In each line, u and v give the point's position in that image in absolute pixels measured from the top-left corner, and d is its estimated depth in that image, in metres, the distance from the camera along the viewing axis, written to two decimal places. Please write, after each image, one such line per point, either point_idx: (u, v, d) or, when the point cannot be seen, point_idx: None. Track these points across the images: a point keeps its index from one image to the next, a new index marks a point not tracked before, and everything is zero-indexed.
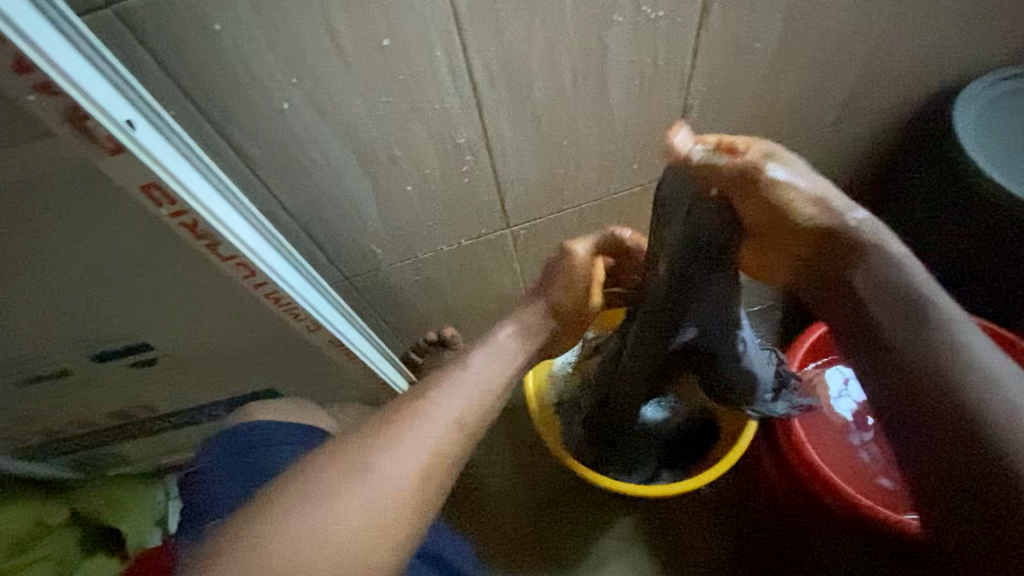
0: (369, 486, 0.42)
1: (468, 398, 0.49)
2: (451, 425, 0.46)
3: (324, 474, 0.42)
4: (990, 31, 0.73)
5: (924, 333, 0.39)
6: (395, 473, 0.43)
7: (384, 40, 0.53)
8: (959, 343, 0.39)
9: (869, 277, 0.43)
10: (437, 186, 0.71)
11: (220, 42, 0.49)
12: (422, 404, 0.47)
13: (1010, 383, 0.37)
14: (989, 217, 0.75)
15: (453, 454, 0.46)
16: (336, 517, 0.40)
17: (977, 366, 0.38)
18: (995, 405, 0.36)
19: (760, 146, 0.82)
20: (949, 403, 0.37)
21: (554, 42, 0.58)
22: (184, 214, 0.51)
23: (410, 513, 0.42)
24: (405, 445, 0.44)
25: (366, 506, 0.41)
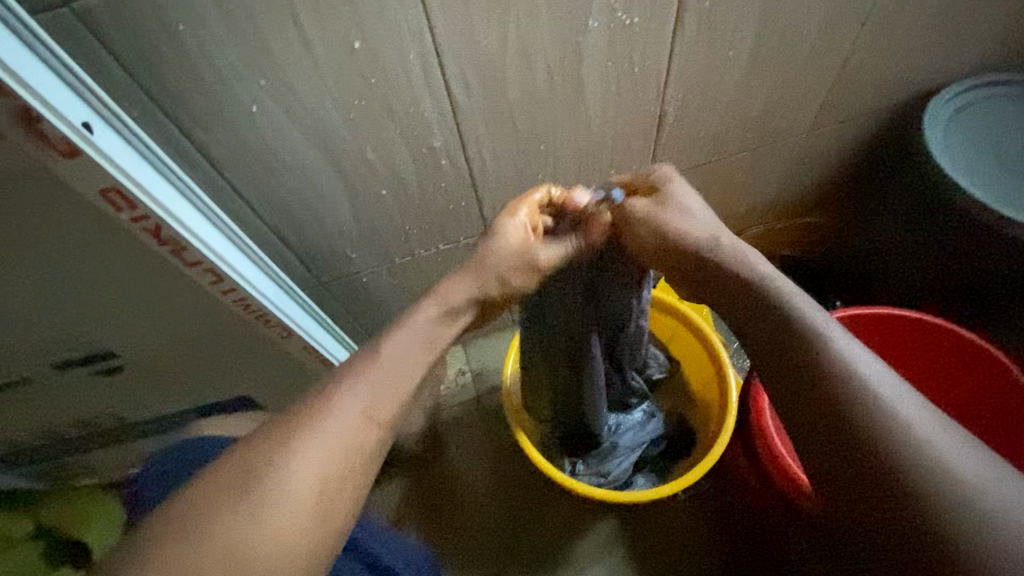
0: (285, 492, 0.40)
1: (384, 394, 0.47)
2: (360, 423, 0.44)
3: (239, 485, 0.40)
4: (958, 41, 0.74)
5: (845, 379, 0.39)
6: (309, 480, 0.41)
7: (356, 43, 0.52)
8: (862, 370, 0.39)
9: (791, 325, 0.43)
10: (413, 190, 0.70)
11: (183, 43, 0.47)
12: (330, 405, 0.44)
13: (914, 409, 0.37)
14: (955, 224, 0.77)
15: (359, 452, 0.44)
16: (253, 527, 0.39)
17: (857, 366, 0.39)
18: (907, 440, 0.36)
19: (736, 150, 0.83)
20: (854, 427, 0.37)
21: (530, 47, 0.58)
22: (146, 219, 0.50)
23: (328, 516, 0.42)
24: (303, 450, 0.42)
25: (282, 516, 0.40)
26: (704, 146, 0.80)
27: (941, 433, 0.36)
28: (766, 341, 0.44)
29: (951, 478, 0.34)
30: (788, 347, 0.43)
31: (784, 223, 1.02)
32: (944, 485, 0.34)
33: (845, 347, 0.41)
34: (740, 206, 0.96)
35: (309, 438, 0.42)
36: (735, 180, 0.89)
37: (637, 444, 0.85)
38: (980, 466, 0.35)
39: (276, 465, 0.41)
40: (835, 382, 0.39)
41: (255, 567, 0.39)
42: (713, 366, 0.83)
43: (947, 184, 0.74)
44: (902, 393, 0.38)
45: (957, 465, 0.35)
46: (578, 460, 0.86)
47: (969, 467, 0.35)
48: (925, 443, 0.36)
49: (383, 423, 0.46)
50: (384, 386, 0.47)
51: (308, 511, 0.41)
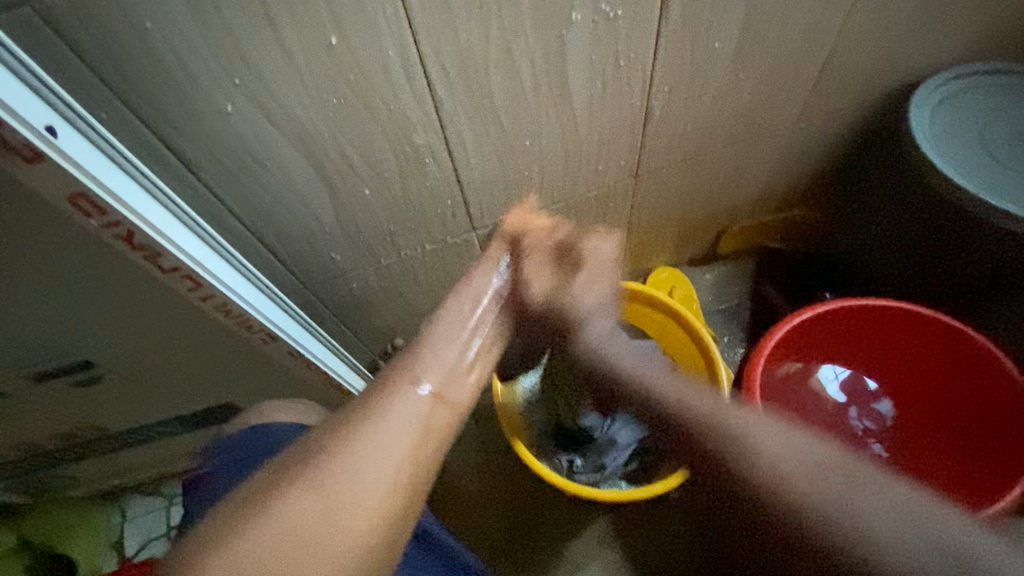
0: (354, 473, 0.38)
1: (443, 376, 0.46)
2: (429, 404, 0.43)
3: (305, 463, 0.38)
4: (942, 31, 0.74)
5: (727, 442, 0.42)
6: (380, 461, 0.39)
7: (333, 40, 0.50)
8: (739, 438, 0.41)
9: (677, 413, 0.46)
10: (398, 190, 0.69)
11: (152, 42, 0.45)
12: (391, 387, 0.43)
13: (806, 457, 0.39)
14: (942, 214, 0.76)
15: (433, 434, 0.42)
16: (331, 513, 0.36)
17: (732, 445, 0.41)
18: (804, 511, 0.37)
19: (724, 144, 0.82)
20: (749, 490, 0.40)
21: (513, 42, 0.56)
22: (118, 225, 0.48)
23: (400, 499, 0.38)
24: (384, 424, 0.40)
25: (354, 499, 0.37)
26: (691, 140, 0.79)
27: (850, 475, 0.37)
28: (675, 437, 0.46)
29: (849, 526, 0.35)
30: (677, 436, 0.46)
31: (773, 215, 1.02)
32: (844, 531, 0.35)
33: (724, 413, 0.44)
34: (728, 200, 0.95)
35: (375, 418, 0.40)
36: (723, 174, 0.88)
37: (631, 439, 0.85)
38: (885, 500, 0.36)
39: (357, 440, 0.39)
40: (737, 472, 0.40)
41: (340, 542, 0.36)
42: (703, 363, 0.83)
43: (934, 173, 0.74)
44: (792, 443, 0.40)
45: (872, 516, 0.35)
46: (575, 456, 0.86)
47: (877, 510, 0.35)
48: (817, 484, 0.37)
49: (451, 405, 0.44)
50: (439, 372, 0.47)
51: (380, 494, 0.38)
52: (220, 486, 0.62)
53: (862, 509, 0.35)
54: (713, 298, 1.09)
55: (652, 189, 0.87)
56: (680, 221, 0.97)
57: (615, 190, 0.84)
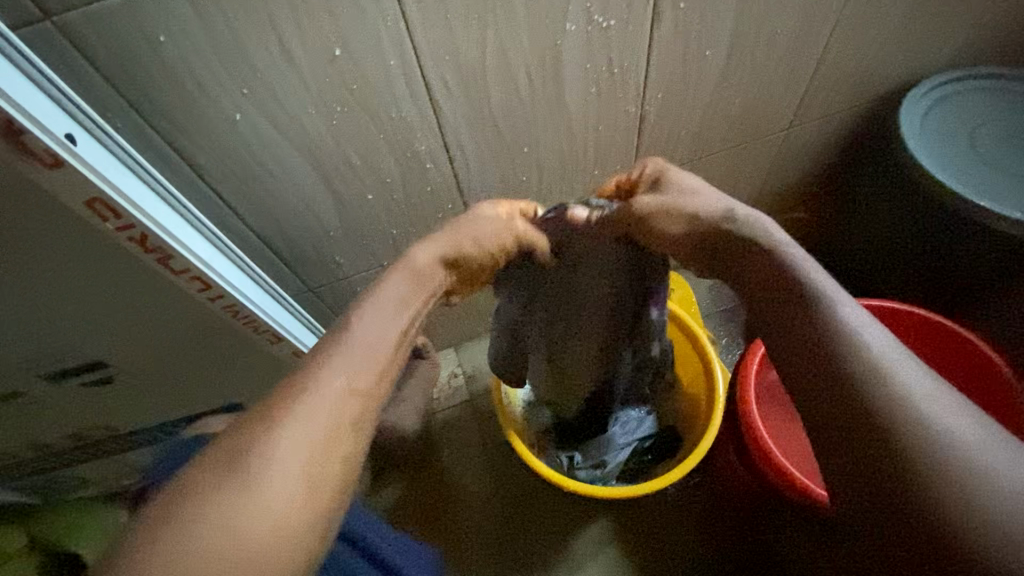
0: (279, 469, 0.38)
1: (363, 366, 0.45)
2: (346, 397, 0.43)
3: (220, 468, 0.38)
4: (930, 37, 0.76)
5: (887, 390, 0.37)
6: (301, 458, 0.39)
7: (337, 51, 0.53)
8: (888, 355, 0.39)
9: (834, 343, 0.40)
10: (399, 195, 0.71)
11: (166, 55, 0.48)
12: (305, 382, 0.42)
13: (940, 399, 0.37)
14: (934, 215, 0.78)
15: (351, 425, 0.43)
16: (244, 516, 0.36)
17: (880, 350, 0.39)
18: (931, 433, 0.35)
19: (719, 148, 0.84)
20: (852, 395, 0.38)
21: (509, 51, 0.59)
22: (131, 228, 0.50)
23: (323, 489, 0.40)
24: (294, 427, 0.40)
25: (279, 495, 0.38)
26: (686, 145, 0.81)
27: (960, 412, 0.36)
28: (800, 346, 0.42)
29: (971, 462, 0.34)
30: (820, 358, 0.41)
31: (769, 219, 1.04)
32: (967, 467, 0.34)
33: (893, 358, 0.39)
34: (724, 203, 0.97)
35: (291, 415, 0.40)
36: (718, 177, 0.90)
37: (631, 438, 0.87)
38: (984, 437, 0.35)
39: (267, 445, 0.39)
40: (859, 370, 0.38)
41: (254, 554, 0.36)
42: (699, 362, 0.85)
43: (924, 176, 0.76)
44: (972, 417, 0.36)
45: (975, 443, 0.35)
46: (575, 453, 0.88)
47: (977, 440, 0.35)
48: (938, 411, 0.36)
49: (368, 394, 0.44)
50: (360, 363, 0.45)
51: (303, 491, 0.39)
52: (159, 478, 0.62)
53: (964, 436, 0.35)
54: (711, 300, 1.10)
55: None
56: None
57: None
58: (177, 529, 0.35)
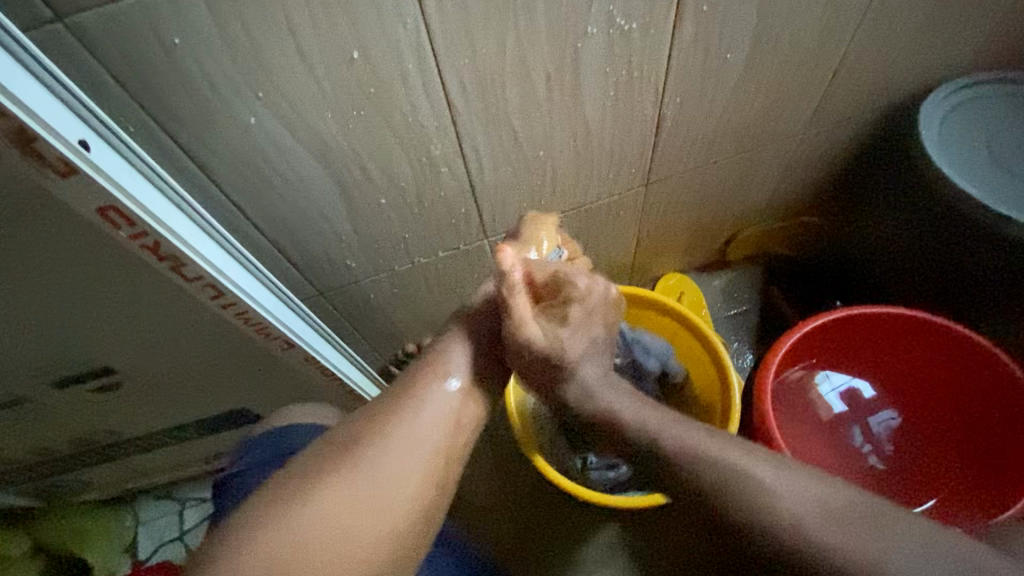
0: (395, 462, 0.46)
1: (466, 376, 0.54)
2: (455, 400, 0.52)
3: (337, 460, 0.46)
4: (950, 41, 0.75)
5: (771, 538, 0.45)
6: (407, 459, 0.47)
7: (354, 54, 0.51)
8: (757, 477, 0.47)
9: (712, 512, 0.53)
10: (412, 199, 0.69)
11: (180, 58, 0.47)
12: (420, 391, 0.51)
13: (798, 488, 0.46)
14: (954, 222, 0.77)
15: (460, 427, 0.51)
16: (358, 507, 0.44)
17: (733, 475, 0.48)
18: (802, 538, 0.44)
19: (733, 153, 0.83)
20: (767, 557, 0.46)
21: (528, 54, 0.57)
22: (145, 236, 0.49)
23: (430, 487, 0.47)
24: (406, 431, 0.48)
25: (395, 485, 0.45)
26: (701, 149, 0.80)
27: (828, 506, 0.45)
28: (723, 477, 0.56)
29: (842, 549, 0.43)
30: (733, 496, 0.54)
31: (781, 222, 1.03)
32: (844, 552, 0.42)
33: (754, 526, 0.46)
34: (737, 207, 0.96)
35: (408, 419, 0.49)
36: (732, 182, 0.89)
37: None
38: (857, 512, 0.44)
39: (381, 450, 0.46)
40: (755, 541, 0.46)
41: (366, 536, 0.43)
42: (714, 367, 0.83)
43: (943, 182, 0.75)
44: (824, 503, 0.45)
45: (849, 538, 0.43)
46: (587, 453, 0.87)
47: (849, 530, 0.43)
48: (818, 521, 0.44)
49: (473, 398, 0.54)
50: (461, 373, 0.54)
51: (407, 489, 0.46)
52: (250, 485, 0.65)
53: (833, 536, 0.43)
54: (722, 304, 1.09)
55: (662, 198, 0.87)
56: (689, 228, 0.98)
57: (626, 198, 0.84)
58: (300, 514, 0.43)
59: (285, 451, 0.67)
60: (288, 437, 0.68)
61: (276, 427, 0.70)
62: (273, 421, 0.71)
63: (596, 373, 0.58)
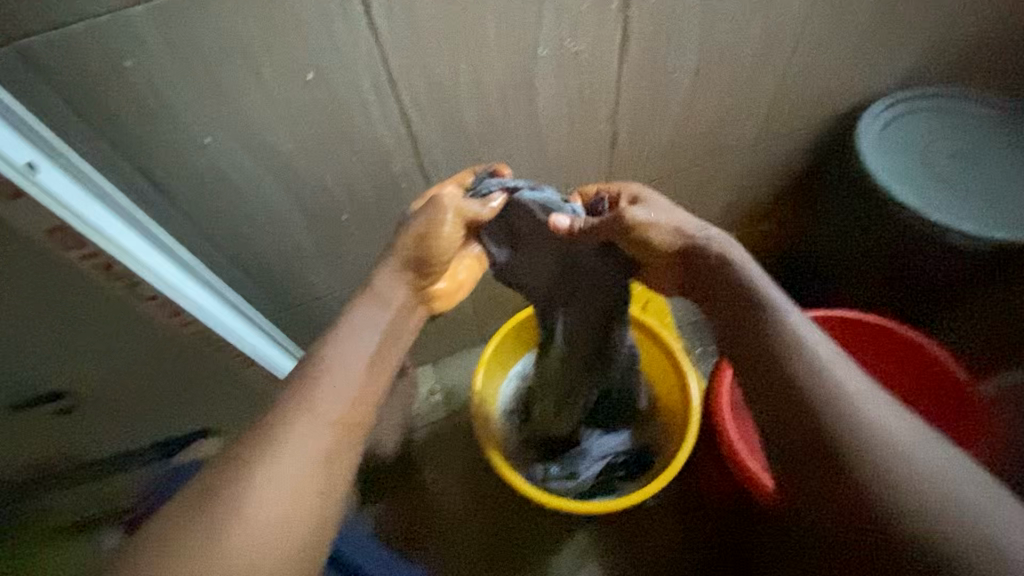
0: (251, 513, 0.42)
1: (348, 397, 0.48)
2: (324, 429, 0.46)
3: (200, 500, 0.42)
4: (884, 60, 0.80)
5: (858, 441, 0.40)
6: (277, 494, 0.43)
7: (309, 75, 0.52)
8: (859, 395, 0.42)
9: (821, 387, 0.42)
10: (375, 215, 0.70)
11: (132, 80, 0.47)
12: (290, 417, 0.45)
13: (895, 422, 0.41)
14: (892, 227, 0.81)
15: (329, 461, 0.45)
16: (221, 553, 0.40)
17: (857, 391, 0.42)
18: (899, 461, 0.39)
19: (687, 166, 0.86)
20: (838, 447, 0.40)
21: (482, 75, 0.59)
22: (97, 257, 0.49)
23: (300, 523, 0.43)
24: (272, 467, 0.43)
25: (263, 524, 0.41)
26: (657, 162, 0.83)
27: (918, 435, 0.40)
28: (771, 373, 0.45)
29: (928, 483, 0.38)
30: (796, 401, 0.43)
31: (738, 231, 1.06)
32: (919, 486, 0.38)
33: (846, 376, 0.43)
34: (696, 216, 0.99)
35: (269, 453, 0.43)
36: (688, 193, 0.92)
37: (605, 452, 0.87)
38: (938, 457, 0.39)
39: (243, 488, 0.42)
40: (839, 429, 0.41)
41: None
42: (675, 372, 0.86)
43: (881, 192, 0.79)
44: (903, 417, 0.41)
45: (922, 458, 0.39)
46: (550, 463, 0.88)
47: (929, 457, 0.39)
48: (897, 437, 0.40)
49: (349, 426, 0.47)
50: (340, 396, 0.47)
51: (274, 527, 0.42)
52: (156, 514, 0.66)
53: (919, 457, 0.39)
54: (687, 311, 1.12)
55: None
56: None
57: None
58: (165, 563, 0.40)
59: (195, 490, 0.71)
60: None
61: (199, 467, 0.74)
62: None
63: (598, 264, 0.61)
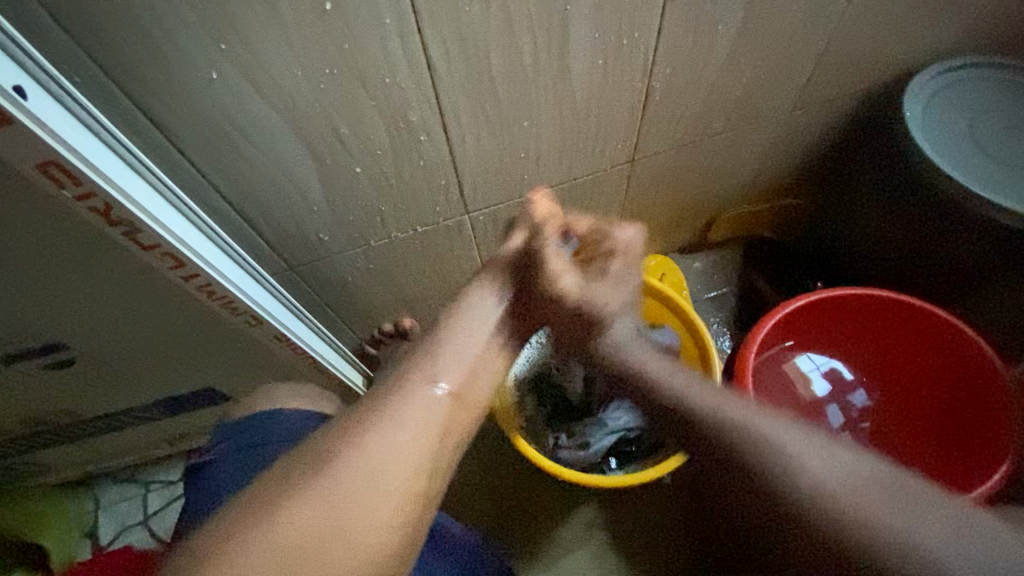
0: (368, 482, 0.38)
1: (461, 369, 0.46)
2: (441, 402, 0.43)
3: (307, 464, 0.38)
4: (939, 22, 0.74)
5: (792, 492, 0.39)
6: (393, 460, 0.39)
7: (327, 5, 0.47)
8: (765, 438, 0.42)
9: (744, 457, 0.42)
10: (390, 169, 0.66)
11: (131, 0, 0.42)
12: (403, 388, 0.43)
13: (806, 448, 0.40)
14: (933, 203, 0.77)
15: (444, 435, 0.42)
16: (337, 517, 0.37)
17: (754, 436, 0.42)
18: (808, 501, 0.38)
19: (719, 131, 0.81)
20: (780, 506, 0.39)
21: (514, 15, 0.54)
22: (93, 198, 0.45)
23: (418, 498, 0.39)
24: (393, 431, 0.40)
25: (367, 505, 0.37)
26: (688, 125, 0.78)
27: (829, 460, 0.39)
28: (704, 450, 0.46)
29: (834, 516, 0.37)
30: (722, 457, 0.44)
31: (763, 204, 1.02)
32: (836, 526, 0.36)
33: (760, 426, 0.43)
34: (722, 186, 0.95)
35: (383, 416, 0.40)
36: (718, 161, 0.88)
37: (621, 425, 0.84)
38: (838, 467, 0.39)
39: (359, 450, 0.39)
40: (773, 482, 0.40)
41: (338, 559, 0.36)
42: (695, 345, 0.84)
43: (925, 165, 0.75)
44: (777, 438, 0.42)
45: (832, 482, 0.38)
46: (561, 432, 0.86)
47: (832, 473, 0.39)
48: (826, 475, 0.38)
49: (465, 401, 0.45)
50: (450, 362, 0.46)
51: (392, 498, 0.38)
52: (231, 484, 0.59)
53: (825, 479, 0.38)
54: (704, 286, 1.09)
55: (647, 176, 0.85)
56: (673, 208, 0.96)
57: (610, 175, 0.82)
58: (287, 527, 0.36)
59: (270, 440, 0.62)
60: (274, 425, 0.63)
61: (250, 416, 0.65)
62: (248, 409, 0.66)
63: (625, 332, 0.59)
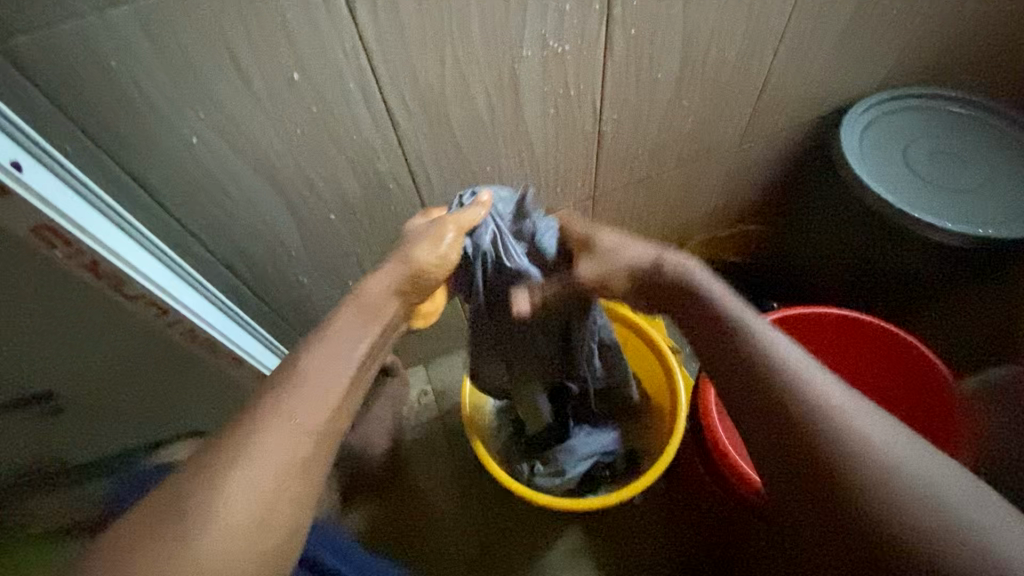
0: (225, 508, 0.40)
1: (316, 404, 0.46)
2: (295, 437, 0.44)
3: (167, 494, 0.41)
4: (865, 61, 0.81)
5: (821, 428, 0.39)
6: (248, 489, 0.41)
7: (295, 75, 0.53)
8: (817, 386, 0.41)
9: (792, 396, 0.41)
10: (362, 215, 0.71)
11: (118, 80, 0.48)
12: (264, 420, 0.44)
13: (854, 409, 0.40)
14: (875, 224, 0.82)
15: (301, 468, 0.44)
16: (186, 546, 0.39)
17: (816, 389, 0.41)
18: (844, 450, 0.38)
19: (672, 166, 0.87)
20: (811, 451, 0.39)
21: (467, 75, 0.60)
22: (82, 254, 0.52)
23: (276, 522, 0.42)
24: (251, 460, 0.42)
25: (221, 531, 0.40)
26: (643, 162, 0.84)
27: (869, 416, 0.40)
28: (741, 371, 0.45)
29: (884, 467, 0.37)
30: (767, 393, 0.42)
31: (725, 230, 1.08)
32: (878, 472, 0.36)
33: (805, 368, 0.42)
34: (684, 215, 1.00)
35: (243, 461, 0.42)
36: (676, 192, 0.94)
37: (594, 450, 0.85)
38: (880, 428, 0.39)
39: (217, 478, 0.41)
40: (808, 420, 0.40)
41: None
42: (662, 370, 0.87)
43: (863, 190, 0.81)
44: (857, 403, 0.40)
45: (874, 436, 0.38)
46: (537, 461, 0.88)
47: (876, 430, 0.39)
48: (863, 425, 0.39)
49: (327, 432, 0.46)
50: (310, 394, 0.46)
51: (243, 523, 0.41)
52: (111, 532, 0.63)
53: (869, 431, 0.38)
54: None
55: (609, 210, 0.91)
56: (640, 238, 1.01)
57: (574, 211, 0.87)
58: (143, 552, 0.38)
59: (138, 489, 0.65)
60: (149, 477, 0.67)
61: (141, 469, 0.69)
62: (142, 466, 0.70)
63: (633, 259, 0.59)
